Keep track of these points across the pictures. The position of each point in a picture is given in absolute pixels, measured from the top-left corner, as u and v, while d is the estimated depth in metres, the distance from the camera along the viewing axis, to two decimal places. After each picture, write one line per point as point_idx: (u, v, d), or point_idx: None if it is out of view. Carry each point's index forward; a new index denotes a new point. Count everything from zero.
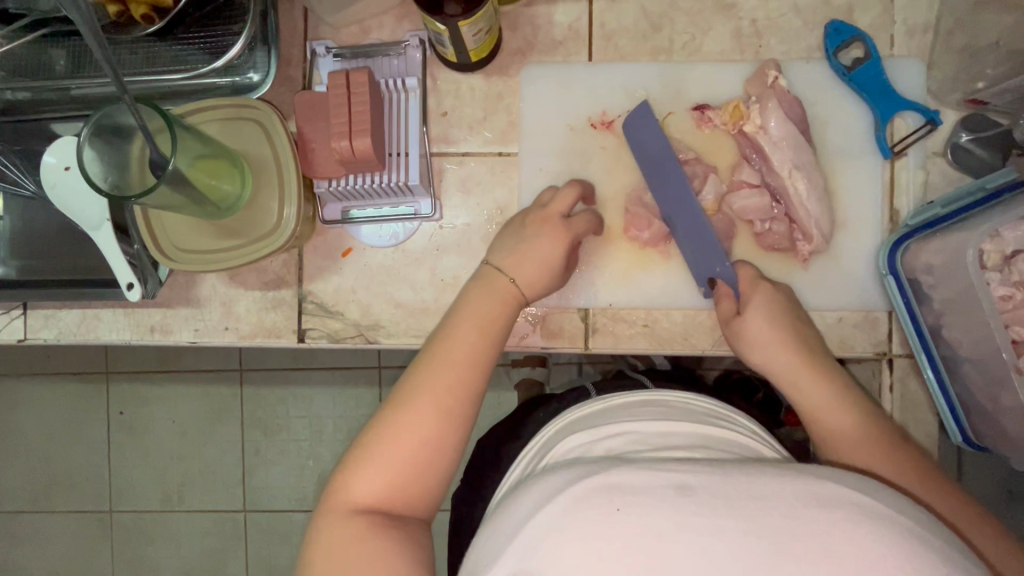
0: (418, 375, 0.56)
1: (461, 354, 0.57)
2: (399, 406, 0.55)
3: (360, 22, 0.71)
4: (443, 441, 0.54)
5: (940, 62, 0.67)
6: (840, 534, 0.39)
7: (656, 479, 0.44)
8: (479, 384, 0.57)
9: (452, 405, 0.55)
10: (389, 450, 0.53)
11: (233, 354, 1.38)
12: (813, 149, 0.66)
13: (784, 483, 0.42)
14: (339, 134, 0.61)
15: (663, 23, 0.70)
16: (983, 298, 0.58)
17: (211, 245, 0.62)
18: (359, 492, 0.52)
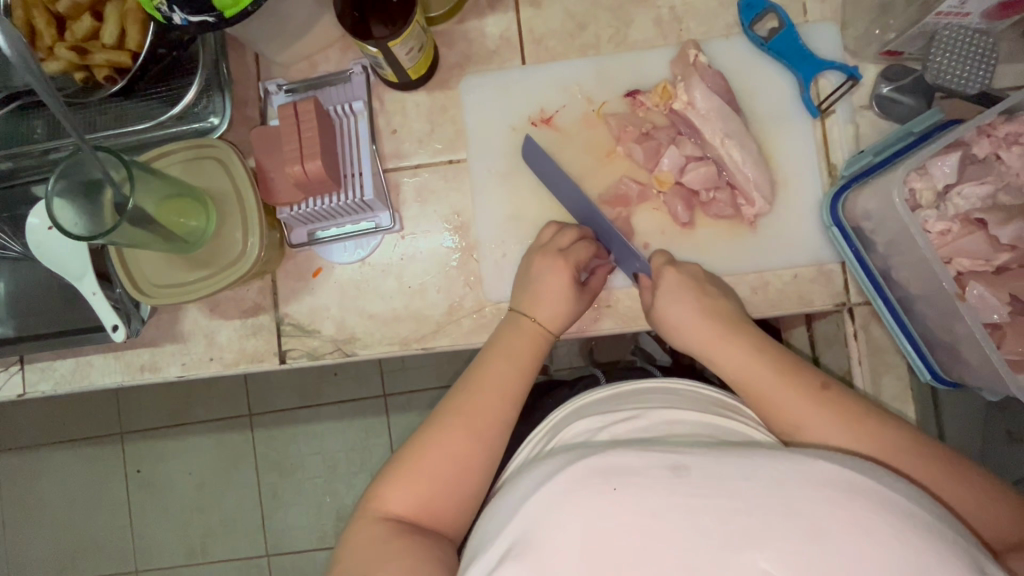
0: (451, 402, 0.61)
1: (490, 382, 0.62)
2: (435, 428, 0.59)
3: (308, 58, 0.76)
4: (473, 464, 0.58)
5: (852, 20, 0.70)
6: (820, 511, 0.40)
7: (654, 458, 0.44)
8: (507, 414, 0.61)
9: (481, 426, 0.59)
10: (423, 465, 0.57)
11: (242, 397, 1.42)
12: (742, 118, 0.70)
13: (775, 465, 0.43)
14: (291, 160, 0.65)
15: (588, 22, 0.74)
16: (918, 237, 0.59)
17: (182, 278, 0.66)
18: (389, 501, 0.56)
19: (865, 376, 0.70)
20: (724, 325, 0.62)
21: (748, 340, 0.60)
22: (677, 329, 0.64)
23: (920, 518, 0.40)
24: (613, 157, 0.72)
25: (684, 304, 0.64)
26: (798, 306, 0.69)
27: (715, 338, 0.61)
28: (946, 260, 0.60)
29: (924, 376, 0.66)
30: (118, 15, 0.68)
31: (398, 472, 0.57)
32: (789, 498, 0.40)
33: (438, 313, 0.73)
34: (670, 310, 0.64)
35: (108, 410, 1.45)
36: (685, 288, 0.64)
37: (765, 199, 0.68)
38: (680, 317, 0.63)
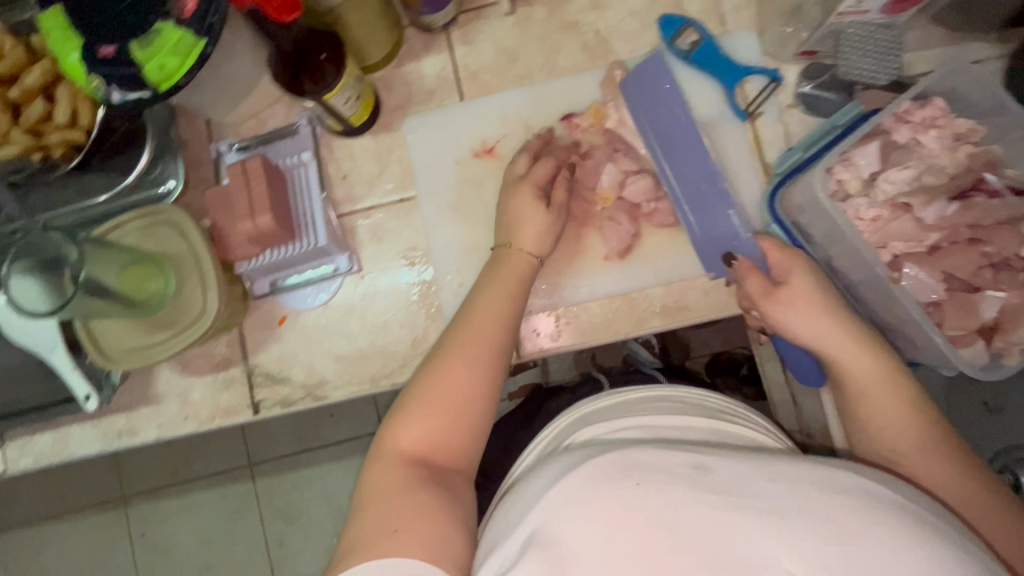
0: (454, 338, 0.62)
1: (485, 319, 0.63)
2: (441, 362, 0.59)
3: (256, 116, 0.79)
4: (475, 401, 0.58)
5: (768, 26, 0.73)
6: (840, 510, 0.40)
7: (677, 457, 0.45)
8: (503, 349, 0.62)
9: (482, 356, 0.60)
10: (433, 402, 0.57)
11: (242, 447, 1.42)
12: (674, 129, 0.72)
13: (800, 471, 0.44)
14: (242, 216, 0.67)
15: (519, 54, 0.77)
16: (844, 226, 0.61)
17: (145, 341, 0.67)
18: (406, 440, 0.56)
19: None
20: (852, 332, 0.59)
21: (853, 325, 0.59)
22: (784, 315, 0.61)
23: (890, 497, 0.42)
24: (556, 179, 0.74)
25: (805, 281, 0.61)
26: None
27: (826, 329, 0.59)
28: (881, 246, 0.62)
29: None
30: (69, 96, 0.71)
31: (415, 411, 0.57)
32: (811, 501, 0.41)
33: (403, 348, 0.75)
34: (787, 287, 0.61)
35: (106, 475, 1.45)
36: (804, 270, 0.62)
37: (705, 205, 0.70)
38: (800, 294, 0.61)
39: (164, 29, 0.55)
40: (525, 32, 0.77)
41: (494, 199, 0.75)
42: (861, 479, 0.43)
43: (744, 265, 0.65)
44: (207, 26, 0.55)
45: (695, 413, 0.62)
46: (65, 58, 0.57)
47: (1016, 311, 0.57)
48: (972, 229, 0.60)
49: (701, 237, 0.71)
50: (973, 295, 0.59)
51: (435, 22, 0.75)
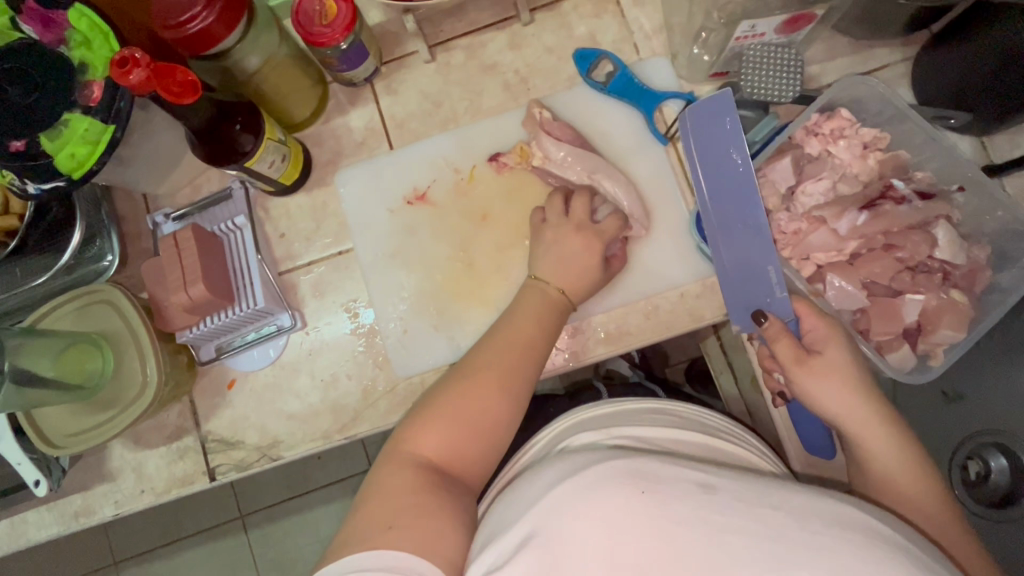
0: (487, 354, 0.61)
1: (517, 339, 0.63)
2: (471, 378, 0.59)
3: (192, 183, 0.80)
4: (504, 415, 0.58)
5: (678, 51, 0.75)
6: (830, 538, 0.41)
7: (683, 474, 0.46)
8: (534, 369, 0.62)
9: (512, 381, 0.60)
10: (456, 411, 0.57)
11: (231, 500, 1.40)
12: (598, 159, 0.73)
13: (808, 501, 0.44)
14: (176, 288, 0.68)
15: (443, 99, 0.79)
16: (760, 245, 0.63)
17: (88, 422, 0.67)
18: (425, 446, 0.56)
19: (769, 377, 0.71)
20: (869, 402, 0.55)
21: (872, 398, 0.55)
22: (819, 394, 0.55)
23: (854, 519, 0.43)
24: (487, 219, 0.75)
25: (839, 353, 0.56)
26: (691, 323, 0.72)
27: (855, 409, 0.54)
28: (803, 259, 0.63)
29: None
30: None
31: (435, 417, 0.57)
32: (805, 530, 0.42)
33: (353, 400, 0.75)
34: (822, 359, 0.56)
35: (88, 546, 1.42)
36: (843, 345, 0.56)
37: (640, 226, 0.72)
38: (831, 366, 0.55)
39: (72, 119, 0.56)
40: (447, 77, 0.79)
41: (430, 243, 0.76)
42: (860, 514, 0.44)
43: (775, 329, 0.58)
44: (116, 111, 0.56)
45: (693, 430, 0.63)
46: None
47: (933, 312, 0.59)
48: (885, 236, 0.61)
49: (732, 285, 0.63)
50: (894, 300, 0.60)
51: (356, 77, 0.77)
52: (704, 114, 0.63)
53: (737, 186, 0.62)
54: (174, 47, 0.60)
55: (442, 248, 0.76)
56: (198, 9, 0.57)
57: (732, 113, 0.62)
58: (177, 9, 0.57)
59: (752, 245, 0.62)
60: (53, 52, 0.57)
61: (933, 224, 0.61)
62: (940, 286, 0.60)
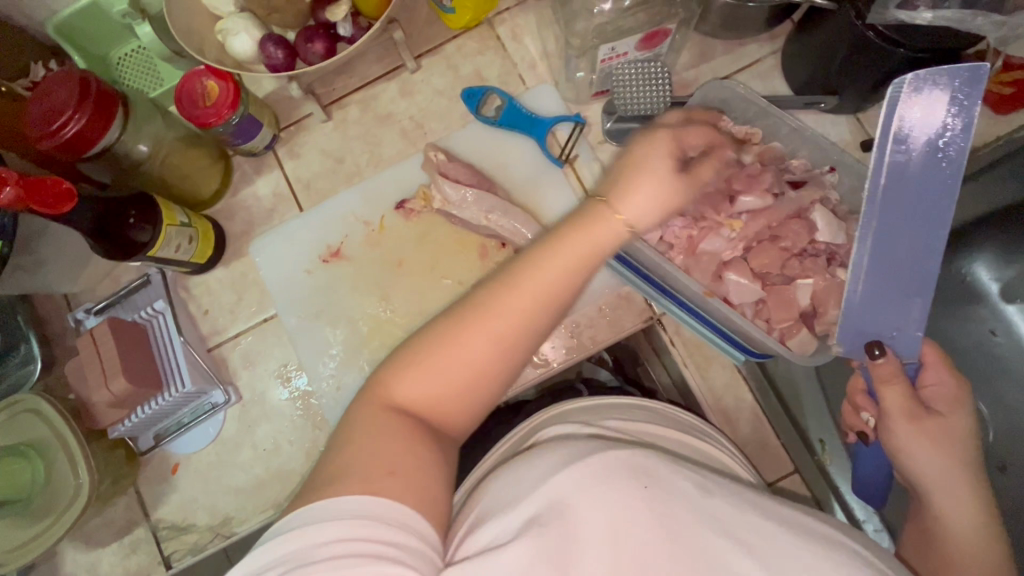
0: (542, 263, 0.49)
1: (547, 272, 0.49)
2: (508, 286, 0.48)
3: (110, 275, 0.80)
4: (494, 373, 0.48)
5: (560, 77, 0.78)
6: (786, 537, 0.44)
7: (681, 473, 0.48)
8: (550, 317, 0.49)
9: (557, 296, 0.49)
10: (442, 356, 0.47)
11: None
12: (499, 191, 0.76)
13: (781, 511, 0.47)
14: (99, 386, 0.68)
15: (345, 155, 0.81)
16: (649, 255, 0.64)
17: (22, 535, 0.66)
18: (402, 389, 0.47)
19: (695, 376, 0.72)
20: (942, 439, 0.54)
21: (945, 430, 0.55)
22: (922, 456, 0.54)
23: (783, 514, 0.46)
24: (402, 265, 0.77)
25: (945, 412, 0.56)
26: (613, 334, 0.74)
27: (949, 471, 0.54)
28: (701, 263, 0.64)
29: (738, 356, 0.68)
30: None
31: (420, 359, 0.48)
32: (774, 529, 0.44)
33: (298, 465, 0.75)
34: (939, 420, 0.55)
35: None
36: (963, 410, 0.56)
37: None
38: (942, 429, 0.54)
39: None
40: (346, 133, 0.81)
41: (351, 297, 0.77)
42: (817, 526, 0.46)
43: (889, 368, 0.55)
44: (1, 229, 0.57)
45: (655, 421, 0.64)
46: None
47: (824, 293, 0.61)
48: (769, 229, 0.64)
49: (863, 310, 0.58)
50: (787, 286, 0.63)
51: (256, 148, 0.78)
52: (930, 92, 0.55)
53: (925, 188, 0.55)
54: (52, 154, 0.61)
55: (362, 300, 0.77)
56: (68, 115, 0.58)
57: (977, 100, 0.54)
58: (46, 119, 0.58)
59: (913, 269, 0.57)
60: None
61: (811, 210, 0.63)
62: (826, 268, 0.63)
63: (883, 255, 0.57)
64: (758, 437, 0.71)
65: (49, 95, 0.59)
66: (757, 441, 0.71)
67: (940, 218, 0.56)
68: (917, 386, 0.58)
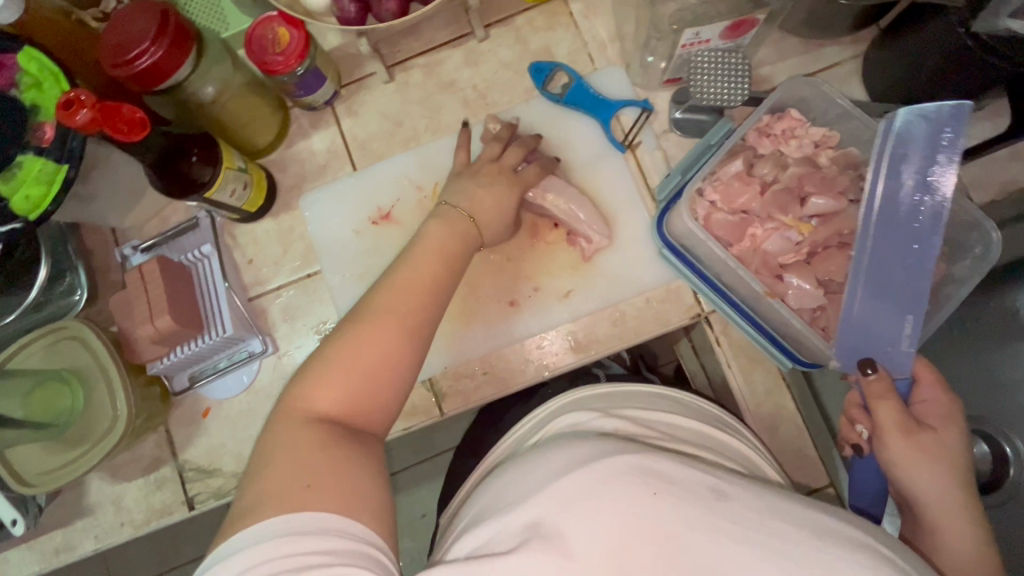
0: (403, 274, 0.58)
1: (425, 274, 0.59)
2: (371, 304, 0.56)
3: (159, 214, 0.80)
4: (389, 371, 0.53)
5: (632, 59, 0.76)
6: (814, 542, 0.41)
7: (695, 475, 0.45)
8: (435, 307, 0.58)
9: (430, 289, 0.58)
10: (347, 362, 0.52)
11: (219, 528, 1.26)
12: (557, 170, 0.74)
13: (819, 516, 0.44)
14: (144, 321, 0.68)
15: (404, 118, 0.80)
16: (716, 246, 0.63)
17: (61, 459, 0.67)
18: (315, 401, 0.51)
19: (738, 378, 0.71)
20: (935, 453, 0.53)
21: (942, 443, 0.53)
22: (918, 476, 0.53)
23: (833, 527, 0.43)
24: None
25: (949, 431, 0.54)
26: (657, 327, 0.72)
27: (948, 487, 0.52)
28: (764, 263, 0.63)
29: (786, 364, 0.66)
30: None
31: (325, 368, 0.52)
32: (799, 536, 0.41)
33: None
34: (932, 437, 0.53)
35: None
36: (958, 426, 0.54)
37: (601, 235, 0.72)
38: (937, 447, 0.53)
39: (25, 162, 0.57)
40: (407, 96, 0.80)
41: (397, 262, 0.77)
42: (863, 536, 0.43)
43: (881, 385, 0.55)
44: (69, 152, 0.57)
45: (684, 415, 0.63)
46: None
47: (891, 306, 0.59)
48: (839, 236, 0.62)
49: (853, 330, 0.59)
50: None
51: (316, 101, 0.77)
52: (916, 133, 0.57)
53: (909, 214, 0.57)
54: (123, 83, 0.61)
55: None
56: (145, 45, 0.58)
57: (961, 135, 0.56)
58: (123, 46, 0.58)
59: (901, 288, 0.58)
60: (6, 97, 0.58)
61: None
62: None
63: (874, 283, 0.58)
64: (795, 447, 0.70)
65: (126, 23, 0.58)
66: (794, 451, 0.70)
67: (922, 232, 0.57)
68: (910, 402, 0.57)
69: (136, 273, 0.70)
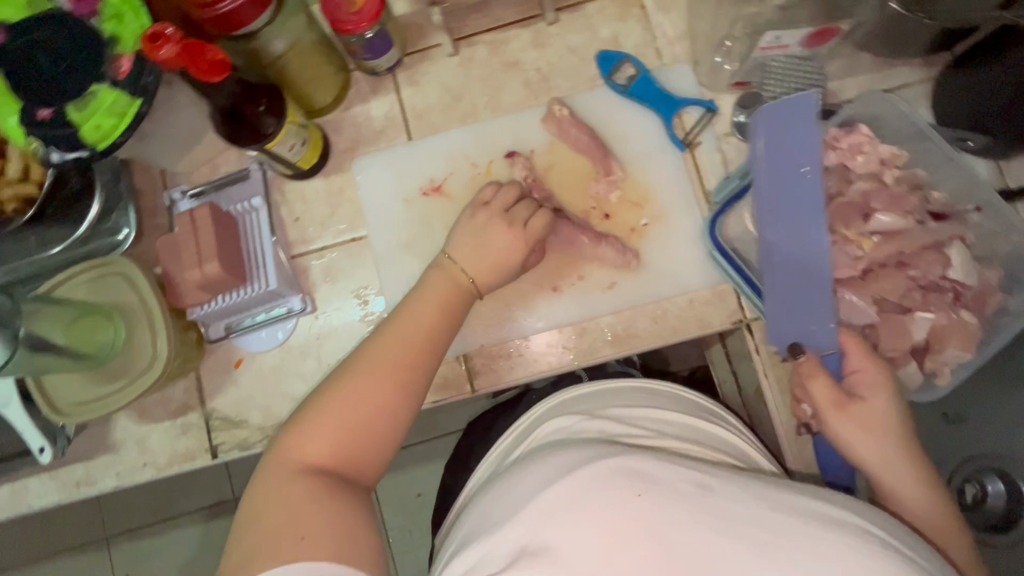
0: (393, 333, 0.60)
1: (419, 328, 0.61)
2: (360, 363, 0.58)
3: (209, 162, 0.80)
4: (379, 428, 0.56)
5: (701, 58, 0.76)
6: (810, 534, 0.40)
7: (678, 472, 0.44)
8: (430, 363, 0.60)
9: (424, 345, 0.61)
10: (336, 417, 0.54)
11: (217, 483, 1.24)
12: (614, 161, 0.74)
13: (822, 508, 0.43)
14: (192, 265, 0.68)
15: (464, 93, 0.79)
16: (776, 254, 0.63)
17: (96, 392, 0.68)
18: (305, 452, 0.53)
19: (773, 388, 0.71)
20: (870, 419, 0.54)
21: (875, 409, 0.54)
22: (857, 445, 0.54)
23: (845, 520, 0.42)
24: None
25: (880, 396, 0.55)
26: (697, 329, 0.72)
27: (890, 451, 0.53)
28: None
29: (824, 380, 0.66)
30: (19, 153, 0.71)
31: (316, 420, 0.54)
32: (789, 524, 0.41)
33: None
34: (864, 406, 0.55)
35: (19, 536, 1.26)
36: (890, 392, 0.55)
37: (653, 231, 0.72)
38: (871, 415, 0.54)
39: (99, 91, 0.57)
40: (469, 72, 0.80)
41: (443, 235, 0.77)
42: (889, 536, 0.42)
43: (810, 364, 0.58)
44: (143, 87, 0.57)
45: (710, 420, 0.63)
46: (3, 121, 0.58)
47: (944, 330, 0.60)
48: (899, 255, 0.62)
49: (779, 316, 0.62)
50: (904, 317, 0.61)
51: (379, 66, 0.77)
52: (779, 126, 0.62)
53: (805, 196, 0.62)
54: (203, 26, 0.61)
55: None
56: None
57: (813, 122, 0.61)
58: None
59: (811, 265, 0.62)
60: (85, 24, 0.58)
61: (948, 244, 0.61)
62: (949, 307, 0.60)
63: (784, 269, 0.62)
64: None
65: None
66: None
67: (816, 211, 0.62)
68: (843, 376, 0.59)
69: (185, 218, 0.69)
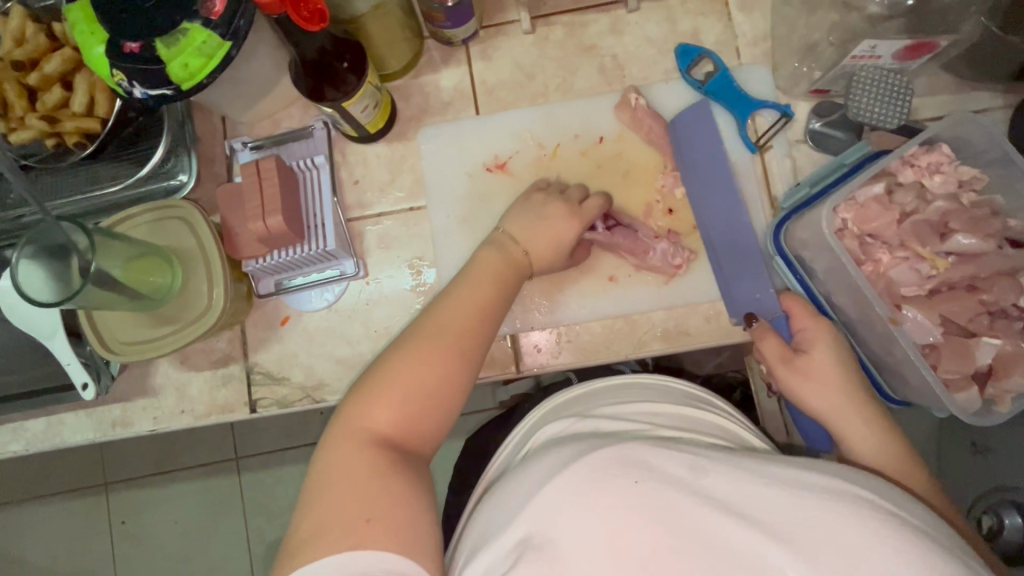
0: (450, 301, 0.60)
1: (474, 296, 0.60)
2: (417, 333, 0.57)
3: (272, 116, 0.79)
4: (440, 393, 0.54)
5: (781, 62, 0.75)
6: (811, 508, 0.39)
7: (670, 457, 0.44)
8: (490, 328, 0.60)
9: (482, 314, 0.60)
10: (400, 381, 0.53)
11: (227, 439, 1.24)
12: (682, 156, 0.74)
13: (831, 483, 0.41)
14: (254, 216, 0.68)
15: (536, 72, 0.79)
16: (847, 266, 0.62)
17: (149, 334, 0.68)
18: (367, 420, 0.52)
19: None
20: (833, 379, 0.60)
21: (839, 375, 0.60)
22: (817, 398, 0.60)
23: (859, 494, 0.40)
24: None
25: (823, 353, 0.61)
26: None
27: (844, 407, 0.58)
28: (886, 290, 0.63)
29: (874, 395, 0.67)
30: (86, 83, 0.70)
31: (378, 388, 0.53)
32: (784, 497, 0.40)
33: None
34: (812, 359, 0.61)
35: (28, 472, 1.26)
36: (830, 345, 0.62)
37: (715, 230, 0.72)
38: (816, 366, 0.61)
39: (190, 28, 0.55)
40: (544, 51, 0.79)
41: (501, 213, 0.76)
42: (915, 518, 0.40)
43: (762, 327, 0.65)
44: (235, 30, 0.56)
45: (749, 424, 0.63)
46: (89, 50, 0.57)
47: (1010, 356, 0.60)
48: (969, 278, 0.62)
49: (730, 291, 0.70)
50: (969, 341, 0.61)
51: (456, 36, 0.76)
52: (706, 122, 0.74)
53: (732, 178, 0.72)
54: None
55: None
56: None
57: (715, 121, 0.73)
58: None
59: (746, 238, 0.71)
60: None
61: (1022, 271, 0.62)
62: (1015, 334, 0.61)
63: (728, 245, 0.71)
64: None
65: None
66: None
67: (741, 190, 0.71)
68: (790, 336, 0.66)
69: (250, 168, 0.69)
